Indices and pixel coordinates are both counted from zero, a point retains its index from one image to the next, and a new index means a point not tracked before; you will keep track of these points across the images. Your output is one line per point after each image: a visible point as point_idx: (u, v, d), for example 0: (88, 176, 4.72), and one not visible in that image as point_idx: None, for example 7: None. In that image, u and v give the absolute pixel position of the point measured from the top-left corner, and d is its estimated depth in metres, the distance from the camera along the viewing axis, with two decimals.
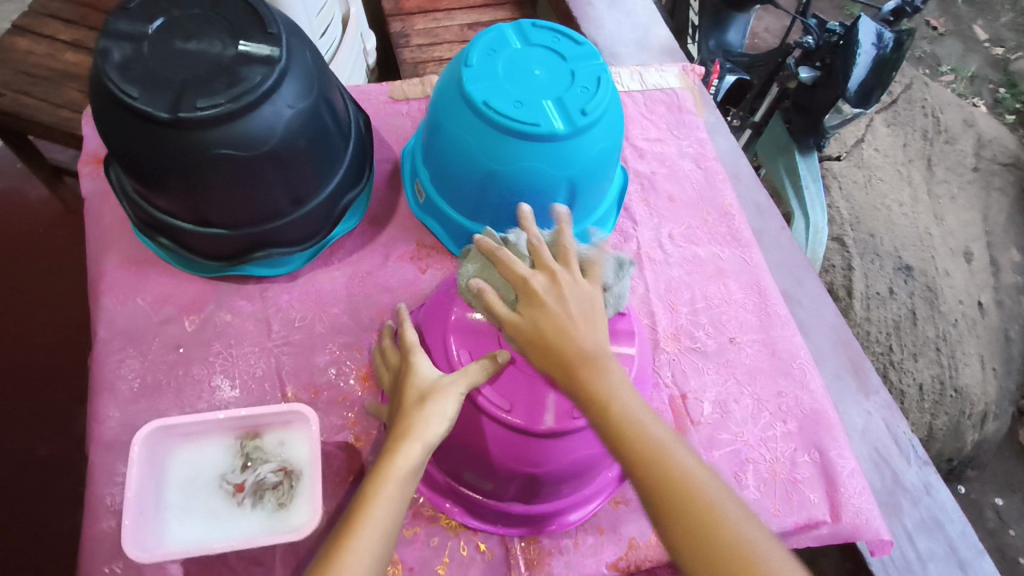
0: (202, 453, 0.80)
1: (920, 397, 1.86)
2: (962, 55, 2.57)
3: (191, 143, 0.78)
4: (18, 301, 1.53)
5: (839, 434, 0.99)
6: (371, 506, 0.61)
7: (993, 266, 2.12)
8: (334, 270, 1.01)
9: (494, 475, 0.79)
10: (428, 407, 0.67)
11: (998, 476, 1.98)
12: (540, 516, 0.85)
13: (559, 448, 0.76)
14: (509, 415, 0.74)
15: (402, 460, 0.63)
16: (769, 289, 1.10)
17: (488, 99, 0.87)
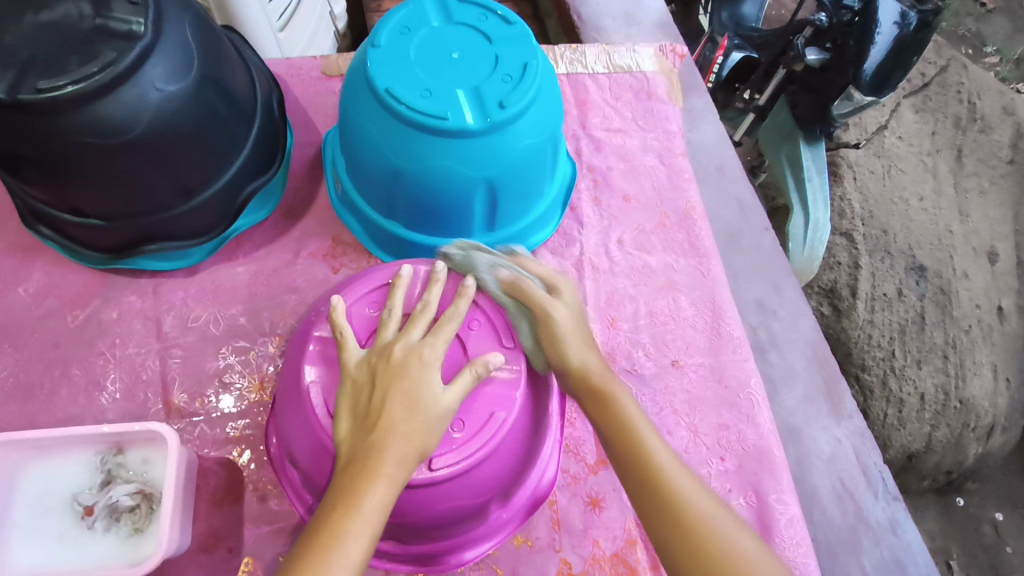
0: (58, 468, 0.73)
1: (920, 407, 1.72)
2: (1010, 35, 2.33)
3: (41, 128, 0.69)
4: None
5: (784, 477, 0.89)
6: (349, 526, 0.54)
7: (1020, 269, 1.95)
8: (238, 265, 0.91)
9: None
10: (399, 458, 0.57)
11: (1000, 489, 1.84)
12: (426, 555, 0.76)
13: (422, 499, 0.67)
14: None
15: (357, 536, 0.54)
16: (724, 306, 0.99)
17: (392, 86, 0.76)
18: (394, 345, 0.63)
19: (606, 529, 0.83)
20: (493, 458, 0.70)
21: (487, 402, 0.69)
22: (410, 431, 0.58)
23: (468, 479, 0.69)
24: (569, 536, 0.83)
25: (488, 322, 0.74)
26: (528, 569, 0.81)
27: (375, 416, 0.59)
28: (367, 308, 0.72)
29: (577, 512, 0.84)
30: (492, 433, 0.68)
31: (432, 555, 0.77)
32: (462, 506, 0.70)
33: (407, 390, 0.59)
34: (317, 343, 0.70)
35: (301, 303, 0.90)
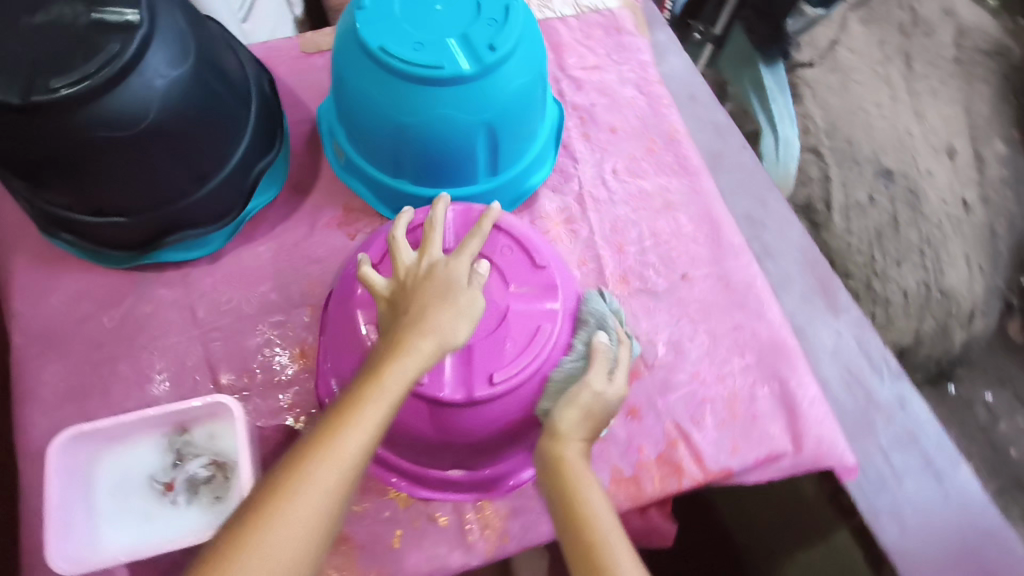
0: (130, 454, 0.77)
1: (905, 303, 1.82)
2: None
3: (59, 128, 0.71)
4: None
5: (800, 363, 0.95)
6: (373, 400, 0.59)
7: (977, 161, 2.03)
8: (258, 245, 0.95)
9: (427, 445, 0.79)
10: (423, 344, 0.62)
11: (988, 371, 1.90)
12: (488, 479, 0.83)
13: (485, 415, 0.76)
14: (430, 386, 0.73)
15: (377, 407, 0.60)
16: (721, 218, 1.04)
17: (385, 43, 0.79)
18: (419, 263, 0.67)
19: (648, 435, 0.90)
20: (545, 369, 0.78)
21: (532, 320, 0.77)
22: (435, 323, 0.63)
23: (525, 391, 0.77)
24: (615, 446, 0.89)
25: (521, 251, 0.82)
26: None
27: (405, 312, 0.64)
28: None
29: (619, 422, 0.90)
30: (541, 345, 0.76)
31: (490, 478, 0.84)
32: (521, 419, 0.78)
33: (433, 291, 0.64)
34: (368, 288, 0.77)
35: (326, 272, 0.94)
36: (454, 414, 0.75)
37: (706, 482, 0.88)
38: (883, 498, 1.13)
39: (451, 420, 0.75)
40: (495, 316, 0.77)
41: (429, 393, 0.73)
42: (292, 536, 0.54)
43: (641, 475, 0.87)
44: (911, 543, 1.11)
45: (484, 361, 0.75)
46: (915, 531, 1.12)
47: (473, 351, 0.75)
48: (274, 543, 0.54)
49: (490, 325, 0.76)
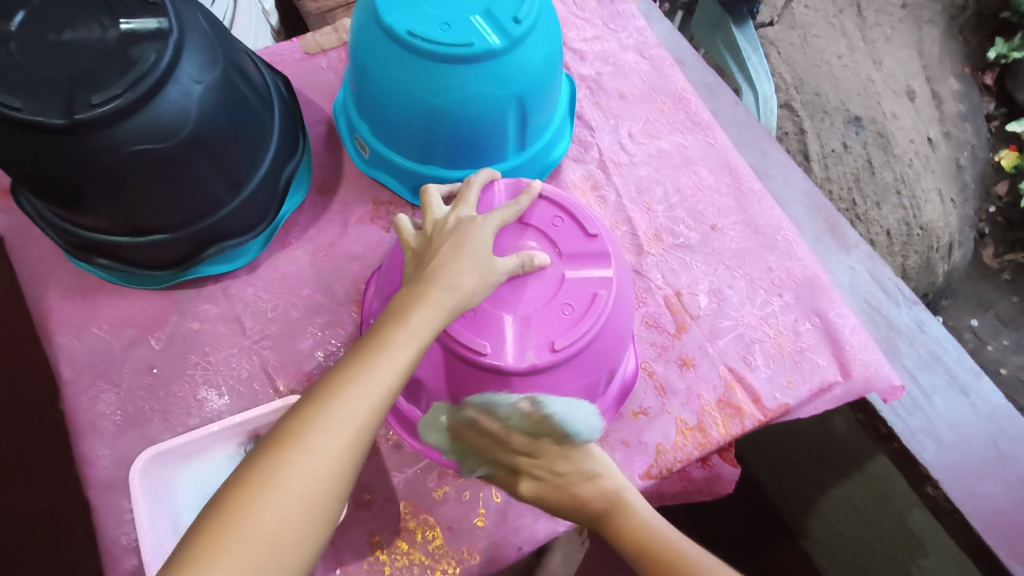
0: (207, 469, 0.76)
1: (889, 242, 1.87)
2: None
3: (99, 146, 0.69)
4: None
5: (835, 295, 0.99)
6: (400, 337, 0.56)
7: (936, 100, 2.11)
8: (295, 249, 0.95)
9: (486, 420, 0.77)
10: (446, 289, 0.60)
11: (969, 298, 1.99)
12: None
13: (545, 385, 0.73)
14: (488, 355, 0.71)
15: (404, 346, 0.56)
16: (739, 168, 1.07)
17: (412, 27, 0.80)
18: (446, 219, 0.68)
19: (705, 381, 0.92)
20: (603, 335, 0.75)
21: (586, 287, 0.75)
22: (458, 266, 0.62)
23: (583, 358, 0.75)
24: (676, 398, 0.91)
25: (571, 219, 0.79)
26: (652, 434, 0.89)
27: (429, 262, 0.63)
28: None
29: (675, 373, 0.92)
30: (600, 311, 0.73)
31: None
32: (580, 387, 0.76)
33: (458, 241, 0.64)
34: None
35: (367, 267, 0.94)
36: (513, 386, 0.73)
37: (768, 420, 0.90)
38: (917, 418, 1.14)
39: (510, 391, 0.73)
40: (551, 284, 0.75)
41: (492, 363, 0.71)
42: (315, 464, 0.50)
43: (705, 421, 0.89)
44: (949, 458, 1.11)
45: (543, 329, 0.72)
46: (950, 444, 1.12)
47: (532, 319, 0.73)
48: (298, 476, 0.49)
49: (545, 294, 0.74)
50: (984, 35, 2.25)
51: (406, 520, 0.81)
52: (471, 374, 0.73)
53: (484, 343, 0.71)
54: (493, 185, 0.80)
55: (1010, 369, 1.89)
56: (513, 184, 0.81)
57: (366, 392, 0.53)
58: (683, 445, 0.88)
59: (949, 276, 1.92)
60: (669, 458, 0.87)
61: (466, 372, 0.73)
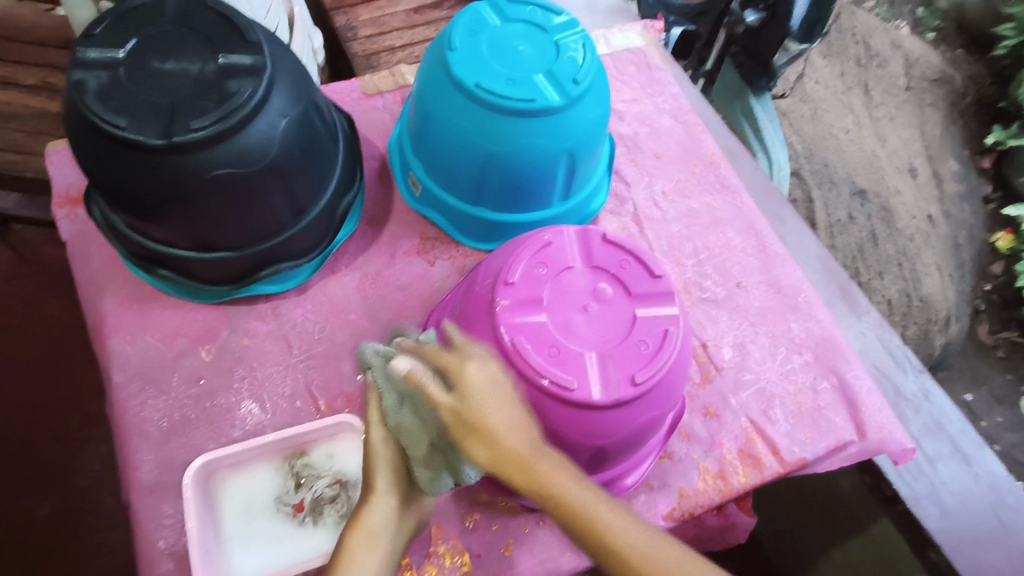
0: (253, 478, 0.79)
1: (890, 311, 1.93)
2: None
3: (189, 168, 0.75)
4: (10, 355, 1.47)
5: (852, 357, 1.04)
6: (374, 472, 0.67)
7: (938, 178, 2.21)
8: (343, 276, 0.99)
9: (560, 454, 0.78)
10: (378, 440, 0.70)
11: (966, 372, 2.04)
12: (602, 485, 0.86)
13: (620, 419, 0.75)
14: (573, 392, 0.73)
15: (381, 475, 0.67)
16: (764, 230, 1.14)
17: (480, 81, 0.87)
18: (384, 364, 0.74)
19: (728, 431, 0.96)
20: (672, 373, 0.78)
21: (658, 324, 0.78)
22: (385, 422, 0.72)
23: (655, 396, 0.77)
24: (700, 444, 0.94)
25: (636, 260, 0.83)
26: (676, 478, 0.92)
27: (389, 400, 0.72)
28: (538, 268, 0.80)
29: (699, 421, 0.96)
30: (673, 348, 0.76)
31: (603, 484, 0.86)
32: (649, 421, 0.78)
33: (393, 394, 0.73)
34: (506, 298, 0.77)
35: (411, 297, 0.99)
36: (591, 421, 0.74)
37: (786, 472, 0.94)
38: (922, 484, 1.17)
39: (587, 424, 0.75)
40: (622, 324, 0.78)
41: (577, 398, 0.72)
42: None
43: (727, 470, 0.93)
44: (952, 525, 1.14)
45: (621, 365, 0.75)
46: (953, 512, 1.15)
47: (611, 355, 0.75)
48: None
49: (619, 332, 0.77)
50: (983, 121, 2.37)
51: (437, 544, 0.83)
52: (553, 411, 0.74)
53: (568, 378, 0.73)
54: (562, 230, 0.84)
55: (1004, 445, 1.94)
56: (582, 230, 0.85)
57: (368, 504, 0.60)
58: (706, 491, 0.92)
59: (946, 350, 1.98)
60: (692, 501, 0.90)
61: (546, 407, 0.74)
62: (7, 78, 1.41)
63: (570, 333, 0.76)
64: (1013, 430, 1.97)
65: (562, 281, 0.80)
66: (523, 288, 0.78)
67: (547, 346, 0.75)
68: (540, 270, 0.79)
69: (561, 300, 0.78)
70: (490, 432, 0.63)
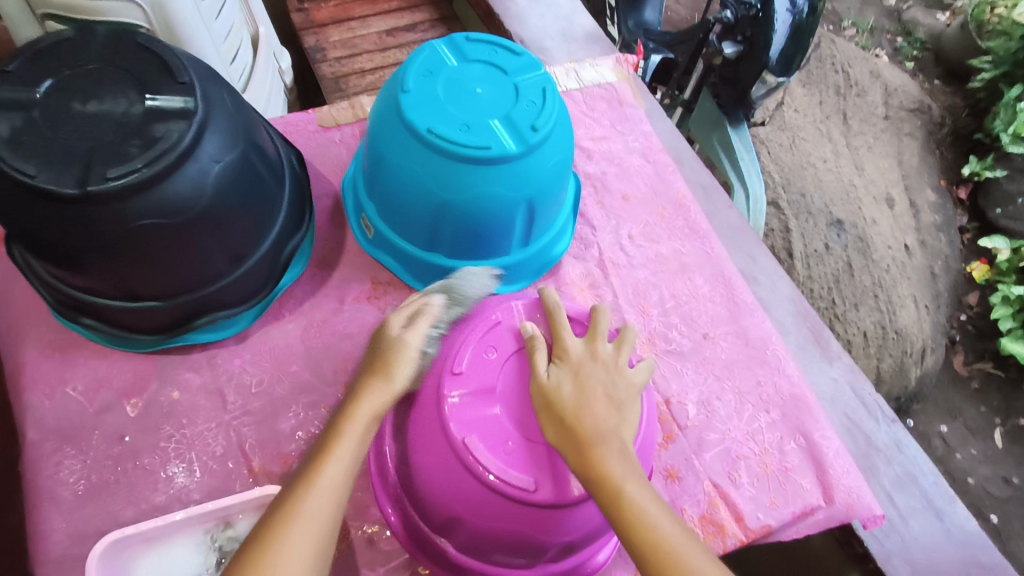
0: (169, 556, 0.72)
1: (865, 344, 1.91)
2: (860, 9, 2.61)
3: (110, 218, 0.69)
4: None
5: (821, 416, 1.00)
6: (347, 425, 0.66)
7: (913, 210, 2.20)
8: (286, 323, 0.93)
9: (525, 551, 0.70)
10: (381, 384, 0.70)
11: (940, 404, 2.02)
12: (575, 568, 0.77)
13: (588, 514, 0.67)
14: (536, 494, 0.64)
15: (352, 433, 0.66)
16: (733, 277, 1.11)
17: (433, 125, 0.82)
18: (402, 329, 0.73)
19: (690, 496, 0.91)
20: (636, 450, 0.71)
21: None
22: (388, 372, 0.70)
23: None
24: None
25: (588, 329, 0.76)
26: None
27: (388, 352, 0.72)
28: (487, 352, 0.70)
29: (660, 485, 0.91)
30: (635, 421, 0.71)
31: (575, 567, 0.78)
32: None
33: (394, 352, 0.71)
34: (456, 393, 0.67)
35: (359, 347, 0.93)
36: (560, 519, 0.66)
37: (750, 541, 0.89)
38: (893, 541, 1.13)
39: (555, 524, 0.66)
40: None
41: (541, 500, 0.64)
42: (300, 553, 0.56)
43: None
44: None
45: None
46: (923, 567, 1.11)
47: None
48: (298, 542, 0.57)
49: None
50: (958, 153, 2.37)
51: None
52: (515, 513, 0.65)
53: (527, 478, 0.64)
54: (510, 304, 0.75)
55: (977, 479, 1.91)
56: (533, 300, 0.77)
57: (332, 479, 0.62)
58: None
59: (919, 382, 1.95)
60: None
61: (507, 510, 0.65)
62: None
63: (530, 424, 0.67)
64: (987, 463, 1.94)
65: (514, 364, 0.70)
66: (473, 376, 0.68)
67: (502, 442, 0.66)
68: (494, 356, 0.70)
69: (518, 386, 0.69)
70: (591, 439, 0.62)
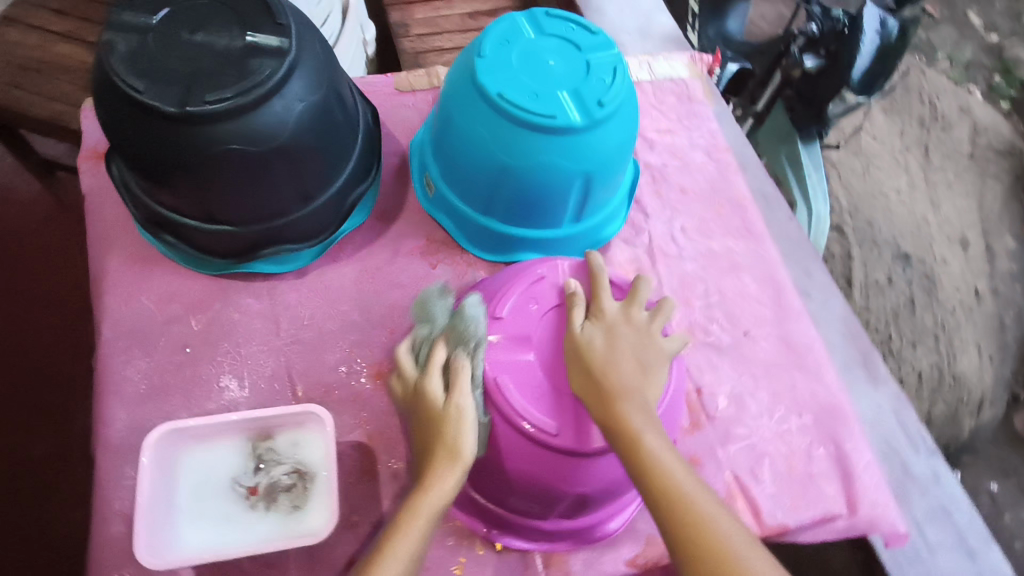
0: (213, 454, 0.78)
1: (919, 385, 1.85)
2: (956, 43, 2.44)
3: (201, 139, 0.75)
4: (32, 297, 1.50)
5: (855, 428, 0.98)
6: (413, 513, 0.63)
7: (990, 254, 2.09)
8: (343, 266, 0.99)
9: (538, 501, 0.74)
10: (446, 471, 0.64)
11: (993, 461, 1.88)
12: (585, 529, 0.81)
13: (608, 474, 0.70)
14: (557, 440, 0.67)
15: (416, 525, 0.62)
16: (782, 281, 1.10)
17: (503, 91, 0.86)
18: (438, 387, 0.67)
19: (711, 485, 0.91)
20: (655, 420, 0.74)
21: None
22: (443, 438, 0.65)
23: None
24: None
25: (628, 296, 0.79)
26: (647, 522, 0.85)
27: (434, 417, 0.66)
28: (529, 303, 0.73)
29: None
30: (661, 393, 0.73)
31: (585, 528, 0.82)
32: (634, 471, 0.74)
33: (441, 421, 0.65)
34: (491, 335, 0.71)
35: (407, 297, 0.98)
36: (578, 473, 0.69)
37: (765, 537, 0.89)
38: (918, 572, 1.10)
39: (571, 474, 0.69)
40: None
41: (561, 446, 0.67)
42: None
43: None
44: None
45: None
46: None
47: None
48: None
49: None
50: None
51: None
52: (533, 457, 0.69)
53: (551, 423, 0.67)
54: (557, 262, 0.78)
55: None
56: (578, 262, 0.79)
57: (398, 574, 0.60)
58: None
59: (973, 435, 1.88)
60: (658, 550, 0.83)
61: (527, 452, 0.69)
62: (69, 33, 1.42)
63: (562, 376, 0.70)
64: None
65: (553, 317, 0.73)
66: (511, 323, 0.72)
67: (531, 387, 0.69)
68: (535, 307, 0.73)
69: (554, 338, 0.72)
70: (616, 392, 0.64)
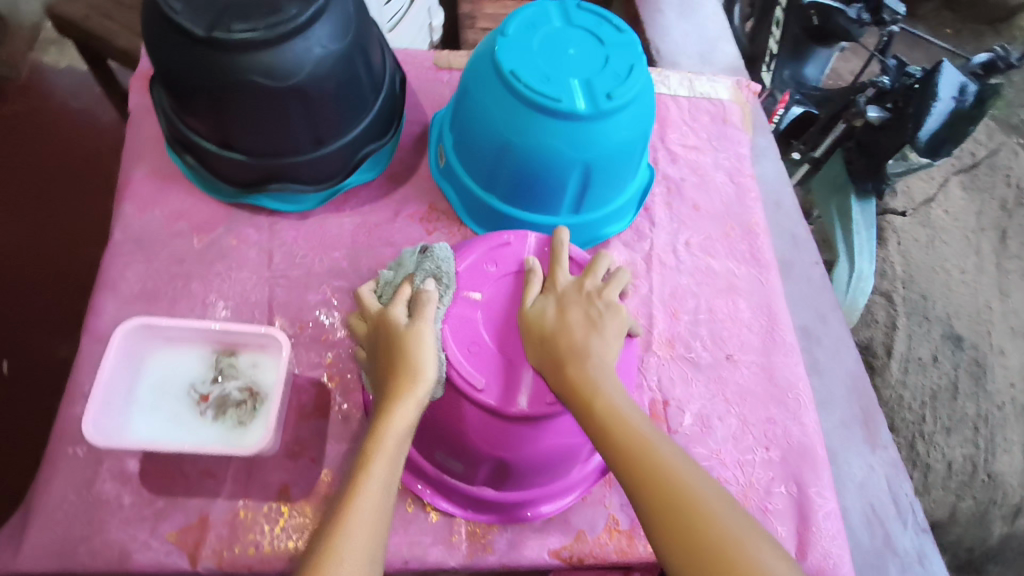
0: (178, 359, 0.83)
1: (946, 475, 1.70)
2: None
3: (221, 66, 0.81)
4: (86, 211, 1.62)
5: (823, 474, 0.94)
6: (384, 429, 0.64)
7: None
8: (344, 217, 1.03)
9: (463, 456, 0.77)
10: (409, 388, 0.65)
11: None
12: (513, 504, 0.81)
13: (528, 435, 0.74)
14: (481, 395, 0.72)
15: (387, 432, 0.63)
16: (779, 314, 1.07)
17: (516, 69, 0.88)
18: (397, 315, 0.70)
19: None
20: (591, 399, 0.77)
21: None
22: (408, 358, 0.66)
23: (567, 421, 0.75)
24: (619, 495, 0.86)
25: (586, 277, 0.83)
26: (580, 518, 0.84)
27: (395, 338, 0.68)
28: (487, 266, 0.80)
29: None
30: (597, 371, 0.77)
31: (514, 504, 0.82)
32: (561, 446, 0.77)
33: (404, 343, 0.67)
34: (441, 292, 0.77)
35: (397, 256, 1.01)
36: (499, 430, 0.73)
37: None
38: None
39: (493, 431, 0.74)
40: None
41: (483, 400, 0.72)
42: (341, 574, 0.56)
43: (636, 531, 0.83)
44: None
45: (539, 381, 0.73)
46: None
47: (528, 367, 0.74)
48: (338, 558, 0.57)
49: None
50: None
51: (321, 486, 0.84)
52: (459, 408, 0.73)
53: (479, 378, 0.72)
54: (526, 236, 0.83)
55: None
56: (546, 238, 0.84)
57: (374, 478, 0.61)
58: (604, 544, 0.83)
59: (1004, 543, 1.65)
60: (585, 548, 0.82)
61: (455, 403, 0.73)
62: None
63: (499, 337, 0.75)
64: None
65: (507, 284, 0.79)
66: (466, 281, 0.78)
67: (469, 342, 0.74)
68: (489, 270, 0.79)
69: (502, 301, 0.77)
70: (565, 356, 0.66)
